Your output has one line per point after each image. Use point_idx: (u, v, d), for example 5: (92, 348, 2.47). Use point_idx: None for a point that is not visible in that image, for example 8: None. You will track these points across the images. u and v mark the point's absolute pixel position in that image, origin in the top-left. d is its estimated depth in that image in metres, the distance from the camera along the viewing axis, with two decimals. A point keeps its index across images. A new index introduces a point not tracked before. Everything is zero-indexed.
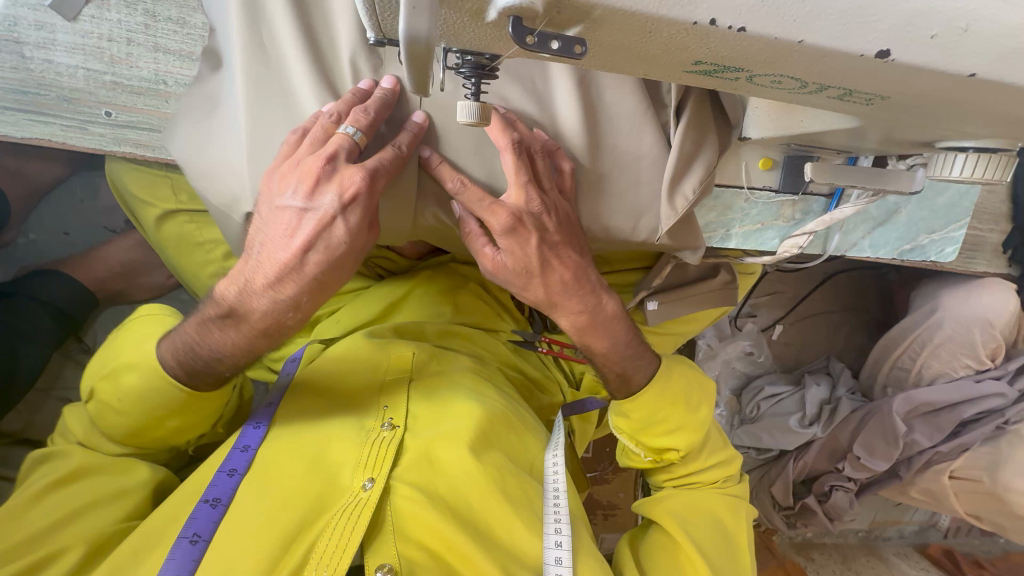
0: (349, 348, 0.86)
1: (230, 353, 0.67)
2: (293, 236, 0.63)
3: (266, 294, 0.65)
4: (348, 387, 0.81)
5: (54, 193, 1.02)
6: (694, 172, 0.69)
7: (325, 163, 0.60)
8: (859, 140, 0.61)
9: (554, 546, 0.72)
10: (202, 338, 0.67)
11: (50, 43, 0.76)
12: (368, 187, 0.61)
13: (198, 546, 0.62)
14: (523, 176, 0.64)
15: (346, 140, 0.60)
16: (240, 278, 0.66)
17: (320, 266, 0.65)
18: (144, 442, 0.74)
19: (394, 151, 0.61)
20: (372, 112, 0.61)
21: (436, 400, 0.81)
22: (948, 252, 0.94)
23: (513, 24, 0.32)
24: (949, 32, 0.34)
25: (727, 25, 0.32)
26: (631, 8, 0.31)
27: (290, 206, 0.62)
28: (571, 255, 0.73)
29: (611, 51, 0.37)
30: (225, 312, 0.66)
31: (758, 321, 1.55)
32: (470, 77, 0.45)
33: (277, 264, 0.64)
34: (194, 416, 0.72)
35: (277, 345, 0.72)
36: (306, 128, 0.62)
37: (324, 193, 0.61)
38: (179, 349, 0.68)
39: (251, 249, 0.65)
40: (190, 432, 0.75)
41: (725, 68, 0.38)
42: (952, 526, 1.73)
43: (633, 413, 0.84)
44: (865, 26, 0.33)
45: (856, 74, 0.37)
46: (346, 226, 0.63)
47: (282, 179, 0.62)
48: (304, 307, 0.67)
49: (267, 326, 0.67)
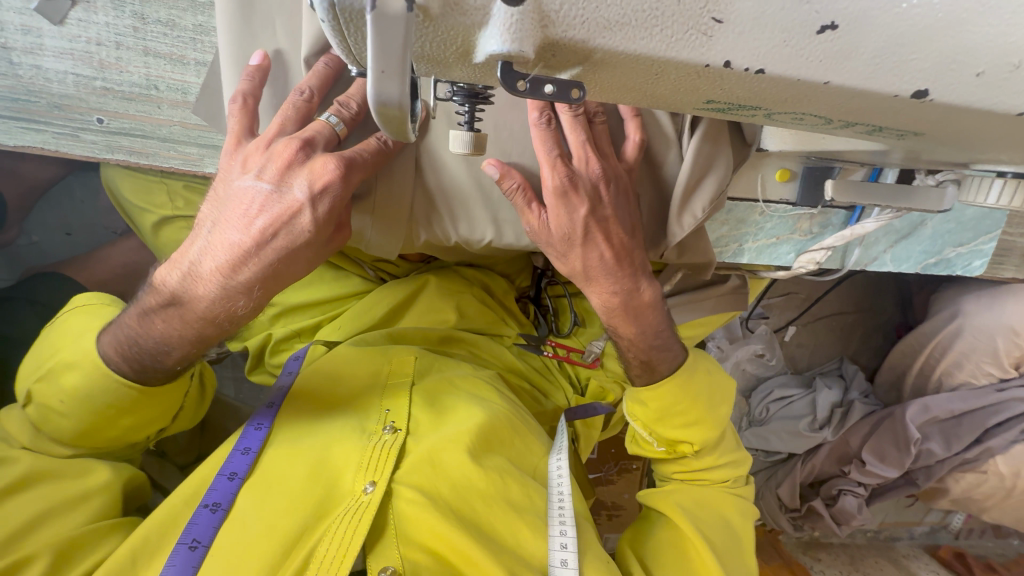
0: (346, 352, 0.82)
1: (175, 344, 0.63)
2: (254, 215, 0.58)
3: (215, 279, 0.60)
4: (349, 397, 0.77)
5: (53, 191, 0.99)
6: (705, 189, 0.65)
7: (300, 148, 0.57)
8: (883, 157, 0.57)
9: (559, 548, 0.67)
10: (145, 330, 0.63)
11: (38, 48, 0.73)
12: (342, 177, 0.57)
13: (198, 552, 0.59)
14: (582, 135, 0.61)
15: (326, 128, 0.59)
16: (184, 262, 0.61)
17: (278, 254, 0.60)
18: (97, 443, 0.69)
19: (377, 144, 0.60)
20: (355, 105, 0.61)
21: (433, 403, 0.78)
22: (976, 266, 0.89)
23: (502, 68, 0.29)
24: (997, 69, 0.30)
25: (743, 67, 0.30)
26: (636, 51, 0.29)
27: (253, 186, 0.58)
28: (618, 230, 0.67)
29: (613, 91, 0.34)
30: (166, 300, 0.62)
31: (770, 323, 1.49)
32: (463, 104, 0.41)
33: (228, 246, 0.59)
34: (147, 413, 0.68)
35: (231, 336, 0.67)
36: (246, 93, 0.60)
37: (296, 177, 0.57)
38: (121, 342, 0.64)
39: (202, 229, 0.61)
40: (149, 428, 0.71)
41: (740, 107, 0.35)
42: (965, 528, 1.66)
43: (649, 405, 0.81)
44: (901, 65, 0.30)
45: (888, 113, 0.34)
46: (313, 216, 0.59)
47: (246, 160, 0.59)
48: (256, 295, 0.62)
49: (211, 314, 0.62)
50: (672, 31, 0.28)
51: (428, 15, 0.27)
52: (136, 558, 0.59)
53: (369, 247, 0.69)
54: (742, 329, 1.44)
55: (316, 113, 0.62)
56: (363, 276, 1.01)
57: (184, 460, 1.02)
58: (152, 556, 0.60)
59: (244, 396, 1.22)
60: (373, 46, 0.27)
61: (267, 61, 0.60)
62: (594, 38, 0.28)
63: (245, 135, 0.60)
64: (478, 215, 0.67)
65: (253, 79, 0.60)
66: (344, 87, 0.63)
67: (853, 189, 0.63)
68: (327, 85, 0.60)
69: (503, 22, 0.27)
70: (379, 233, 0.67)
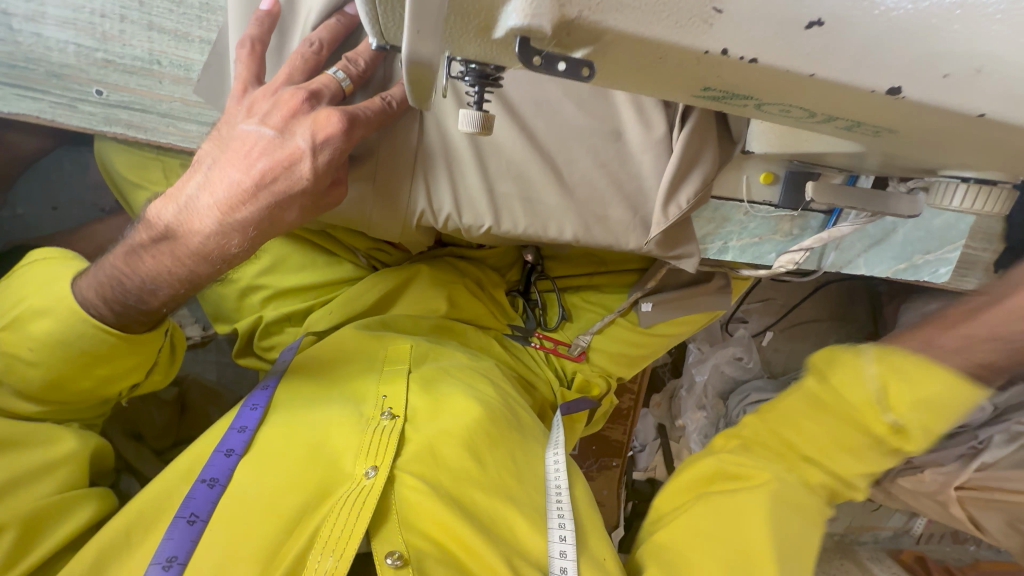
0: (890, 364, 0.54)
1: (161, 282, 0.61)
2: (255, 157, 0.59)
3: (213, 215, 0.60)
4: (940, 419, 0.52)
5: (41, 162, 0.98)
6: (691, 181, 0.70)
7: (305, 99, 0.59)
8: (860, 161, 0.61)
9: (558, 540, 0.66)
10: (130, 269, 0.61)
11: (40, 16, 0.73)
12: (344, 131, 0.58)
13: (196, 527, 0.59)
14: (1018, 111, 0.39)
15: (333, 82, 0.60)
16: (181, 198, 0.61)
17: (276, 198, 0.60)
18: (66, 394, 0.67)
19: (381, 103, 0.61)
20: (362, 62, 0.62)
21: (870, 376, 0.55)
22: (942, 273, 0.92)
23: (519, 45, 0.31)
24: (962, 73, 0.34)
25: (739, 56, 0.33)
26: (644, 34, 0.32)
27: (257, 131, 0.59)
28: None
29: (619, 73, 0.36)
30: (159, 235, 0.61)
31: (749, 327, 1.54)
32: (473, 85, 0.43)
33: (227, 183, 0.59)
34: (122, 362, 0.66)
35: (221, 278, 0.66)
36: (254, 38, 0.61)
37: (299, 127, 0.58)
38: (102, 284, 0.62)
39: (202, 168, 0.61)
40: (122, 382, 0.69)
41: (732, 95, 0.38)
42: (925, 533, 1.59)
43: (855, 403, 0.57)
44: (879, 63, 0.33)
45: (867, 108, 0.37)
46: (313, 166, 0.59)
47: (253, 106, 0.60)
48: (251, 239, 0.62)
49: (204, 251, 0.61)
50: (677, 17, 0.31)
51: None
52: (131, 530, 0.59)
53: (371, 227, 0.72)
54: (721, 333, 1.51)
55: (324, 66, 0.63)
56: (355, 263, 1.01)
57: (161, 444, 0.99)
58: (146, 530, 0.59)
59: (227, 380, 1.20)
60: (412, 10, 0.31)
61: (277, 7, 0.62)
62: (607, 19, 0.31)
63: (252, 82, 0.62)
64: (472, 194, 0.69)
65: (262, 24, 0.62)
66: (354, 45, 0.65)
67: (831, 190, 0.65)
68: (338, 39, 0.63)
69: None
70: (377, 206, 0.69)
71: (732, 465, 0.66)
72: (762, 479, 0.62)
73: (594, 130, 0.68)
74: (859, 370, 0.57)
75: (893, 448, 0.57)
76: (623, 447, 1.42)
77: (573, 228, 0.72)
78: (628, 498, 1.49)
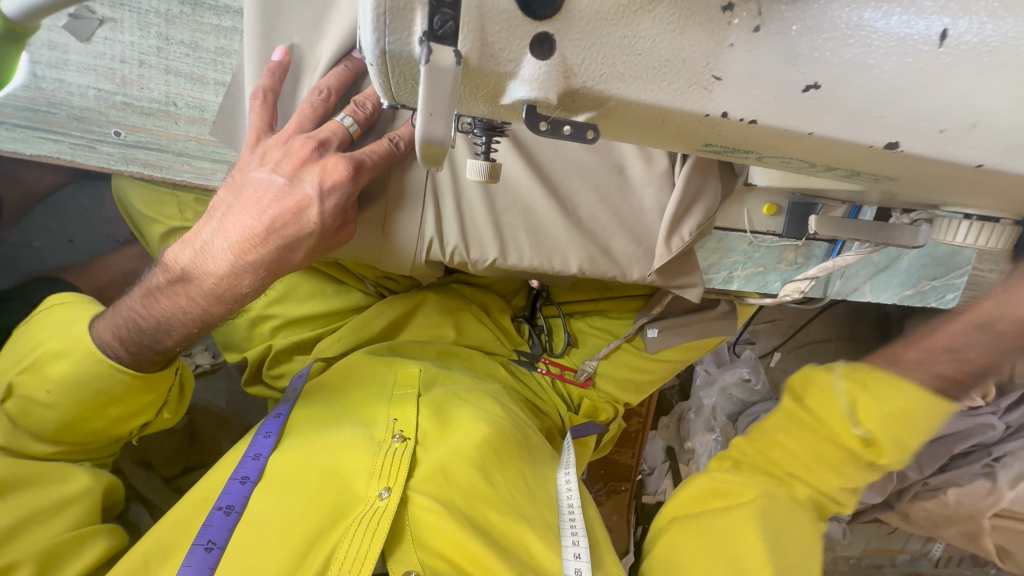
0: (858, 383, 0.65)
1: (177, 322, 0.63)
2: (266, 205, 0.61)
3: (227, 256, 0.61)
4: (905, 429, 0.63)
5: (59, 197, 1.01)
6: (694, 213, 0.71)
7: (315, 148, 0.61)
8: (861, 196, 0.62)
9: (573, 557, 0.66)
10: (146, 310, 0.63)
11: (62, 62, 0.75)
12: (352, 177, 0.60)
13: (213, 554, 0.59)
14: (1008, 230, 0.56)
15: (341, 128, 0.62)
16: (196, 242, 0.63)
17: (288, 238, 0.62)
18: (82, 433, 0.68)
19: (387, 147, 0.62)
20: (368, 107, 0.64)
21: (841, 393, 0.66)
22: (949, 298, 0.93)
23: (527, 111, 0.34)
24: (958, 127, 0.35)
25: (738, 117, 0.35)
26: (647, 99, 0.34)
27: (268, 178, 0.61)
28: None
29: (622, 128, 0.38)
30: (175, 277, 0.63)
31: (756, 347, 1.54)
32: (481, 137, 0.44)
33: (242, 228, 0.61)
34: (136, 401, 0.68)
35: (234, 316, 0.68)
36: (266, 88, 0.63)
37: (308, 174, 0.60)
38: (120, 326, 0.64)
39: (217, 211, 0.63)
40: (135, 420, 0.70)
41: (732, 148, 0.40)
42: (945, 556, 1.53)
43: (819, 416, 0.68)
44: (875, 120, 0.35)
45: (865, 159, 0.38)
46: (322, 211, 0.61)
47: (265, 153, 0.62)
48: (264, 277, 0.64)
49: (217, 290, 0.63)
50: (677, 84, 0.33)
51: (469, 67, 0.32)
52: (148, 562, 0.59)
53: (381, 262, 0.73)
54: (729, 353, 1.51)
55: (333, 111, 0.65)
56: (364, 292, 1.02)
57: (171, 472, 0.99)
58: (162, 560, 0.60)
59: (235, 407, 1.20)
60: (425, 92, 0.31)
61: (288, 57, 0.64)
62: (610, 87, 0.33)
63: (265, 130, 0.64)
64: (479, 228, 0.70)
65: (273, 74, 0.63)
66: (361, 90, 0.67)
67: (835, 224, 0.66)
68: (345, 86, 0.64)
69: (534, 73, 0.32)
70: (386, 244, 0.71)
71: (718, 484, 0.73)
72: (752, 496, 0.68)
73: (597, 162, 0.68)
74: (831, 390, 0.67)
75: (870, 464, 0.66)
76: (632, 471, 1.40)
77: (578, 259, 0.73)
78: (638, 522, 1.49)
